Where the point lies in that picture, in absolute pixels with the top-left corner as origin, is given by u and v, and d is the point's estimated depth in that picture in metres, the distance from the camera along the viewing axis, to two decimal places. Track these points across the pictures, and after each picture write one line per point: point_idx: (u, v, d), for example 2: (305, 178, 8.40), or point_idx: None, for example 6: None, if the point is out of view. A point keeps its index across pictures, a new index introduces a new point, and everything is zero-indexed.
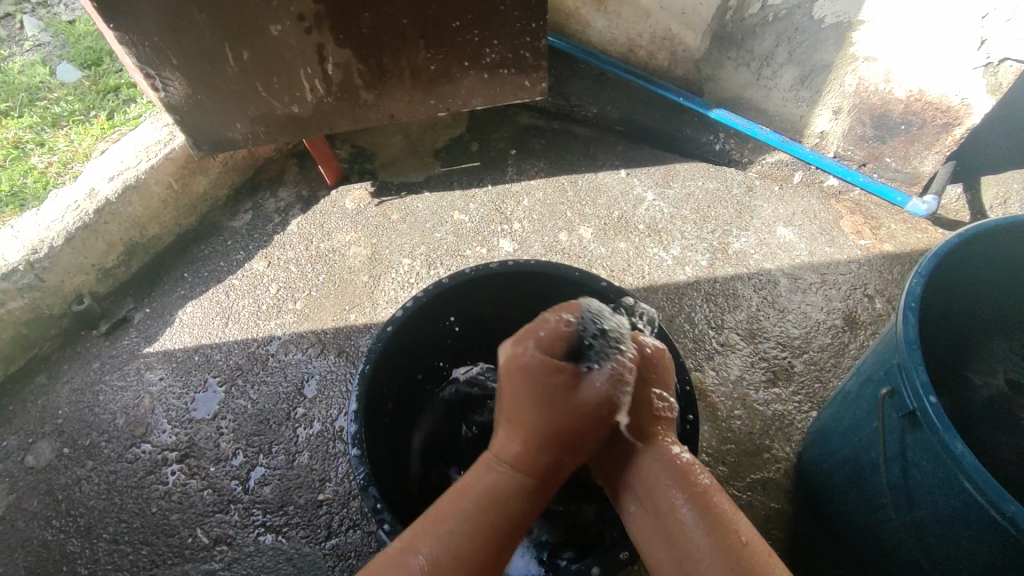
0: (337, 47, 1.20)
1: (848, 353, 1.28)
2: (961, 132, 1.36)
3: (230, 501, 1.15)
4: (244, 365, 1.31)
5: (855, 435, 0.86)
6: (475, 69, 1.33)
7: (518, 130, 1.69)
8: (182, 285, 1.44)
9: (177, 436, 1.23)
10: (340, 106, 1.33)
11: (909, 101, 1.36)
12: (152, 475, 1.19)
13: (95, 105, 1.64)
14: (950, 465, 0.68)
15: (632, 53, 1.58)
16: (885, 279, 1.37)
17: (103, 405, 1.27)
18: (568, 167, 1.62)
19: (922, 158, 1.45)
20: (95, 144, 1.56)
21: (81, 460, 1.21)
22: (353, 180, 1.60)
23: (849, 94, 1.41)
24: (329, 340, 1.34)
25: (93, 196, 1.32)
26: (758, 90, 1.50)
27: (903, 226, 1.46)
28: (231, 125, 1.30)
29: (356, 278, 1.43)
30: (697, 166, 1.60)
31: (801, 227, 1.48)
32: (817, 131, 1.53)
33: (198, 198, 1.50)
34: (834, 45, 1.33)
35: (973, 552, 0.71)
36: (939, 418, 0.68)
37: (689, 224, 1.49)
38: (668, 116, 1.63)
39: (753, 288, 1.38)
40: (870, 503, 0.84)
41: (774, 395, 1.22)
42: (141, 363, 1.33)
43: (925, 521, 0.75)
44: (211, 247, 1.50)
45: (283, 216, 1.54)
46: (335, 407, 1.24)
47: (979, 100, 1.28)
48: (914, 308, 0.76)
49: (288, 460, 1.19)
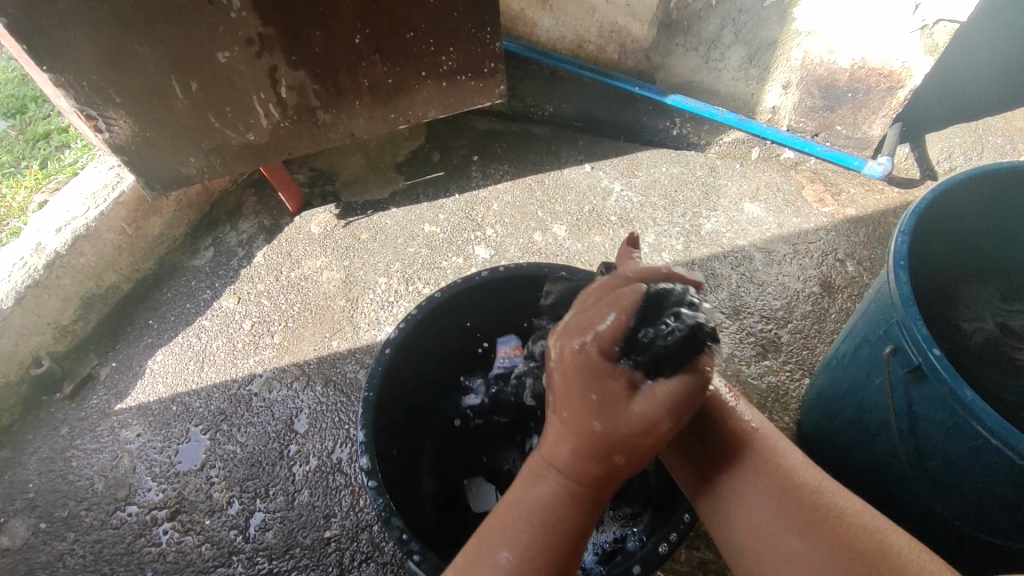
0: (290, 69, 1.16)
1: (829, 318, 1.31)
2: (905, 95, 1.41)
3: (232, 552, 1.09)
4: (227, 409, 1.25)
5: (856, 396, 0.89)
6: (432, 78, 1.30)
7: (477, 136, 1.68)
8: (149, 332, 1.37)
9: (165, 493, 1.16)
10: (298, 129, 1.29)
11: (853, 70, 1.41)
12: (143, 537, 1.12)
13: (26, 155, 1.54)
14: (962, 413, 0.70)
15: (581, 48, 1.58)
16: (853, 242, 1.41)
17: (77, 471, 1.19)
18: (532, 167, 1.61)
19: (871, 122, 1.50)
20: (30, 197, 1.47)
21: (61, 533, 1.13)
22: (316, 205, 1.55)
23: (797, 68, 1.46)
24: (314, 371, 1.29)
25: (41, 250, 1.24)
26: (708, 73, 1.53)
27: (862, 189, 1.51)
28: (183, 160, 1.24)
29: (333, 303, 1.38)
30: (659, 153, 1.63)
31: (767, 200, 1.51)
32: (769, 107, 1.57)
33: (155, 240, 1.43)
34: (778, 22, 1.38)
35: (993, 490, 0.73)
36: (946, 369, 0.70)
37: (659, 210, 1.51)
38: (626, 106, 1.63)
39: (730, 266, 1.40)
40: (881, 460, 0.86)
41: (766, 367, 1.24)
42: (114, 422, 1.25)
43: (944, 470, 0.77)
44: (173, 290, 1.42)
45: (247, 249, 1.48)
46: (330, 440, 1.20)
47: (918, 62, 1.33)
48: (904, 265, 0.78)
49: (288, 501, 1.13)
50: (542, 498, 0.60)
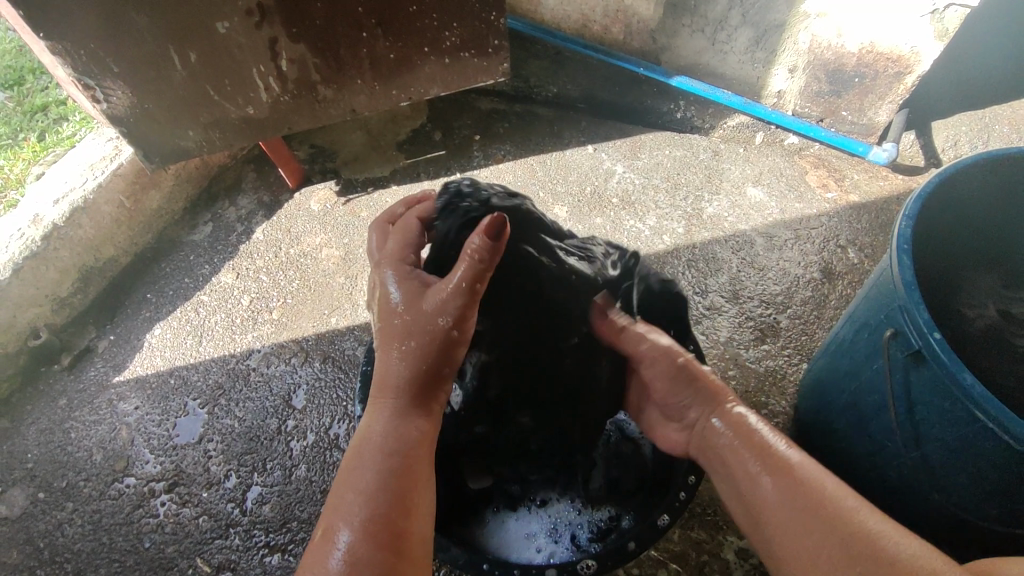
0: (291, 41, 1.15)
1: (829, 304, 1.30)
2: (912, 81, 1.39)
3: (229, 525, 1.10)
4: (225, 383, 1.25)
5: (855, 380, 0.89)
6: (435, 54, 1.29)
7: (480, 115, 1.66)
8: (147, 306, 1.36)
9: (163, 465, 1.16)
10: (298, 103, 1.27)
11: (861, 54, 1.39)
12: (140, 508, 1.12)
13: (23, 126, 1.52)
14: (961, 397, 0.70)
15: (586, 28, 1.58)
16: (855, 228, 1.41)
17: (76, 442, 1.20)
18: (535, 148, 1.60)
19: (877, 108, 1.48)
20: (28, 169, 1.45)
21: (59, 503, 1.13)
22: (316, 181, 1.54)
23: (803, 52, 1.44)
24: (312, 348, 1.29)
25: (39, 222, 1.23)
26: (713, 55, 1.51)
27: (866, 175, 1.50)
28: (182, 133, 1.23)
29: (332, 281, 1.38)
30: (663, 136, 1.61)
31: (769, 185, 1.50)
32: (774, 91, 1.55)
33: (153, 213, 1.42)
34: (786, 3, 1.36)
35: (987, 474, 0.73)
36: (946, 351, 0.70)
37: (661, 193, 1.50)
38: (629, 87, 1.61)
39: (731, 250, 1.39)
40: (878, 444, 0.87)
41: (764, 351, 1.24)
42: (112, 394, 1.25)
43: (940, 454, 0.77)
44: (171, 265, 1.42)
45: (246, 225, 1.47)
46: (328, 416, 1.20)
47: (927, 47, 1.31)
48: (907, 249, 0.77)
49: (285, 475, 1.14)
50: (381, 432, 0.71)
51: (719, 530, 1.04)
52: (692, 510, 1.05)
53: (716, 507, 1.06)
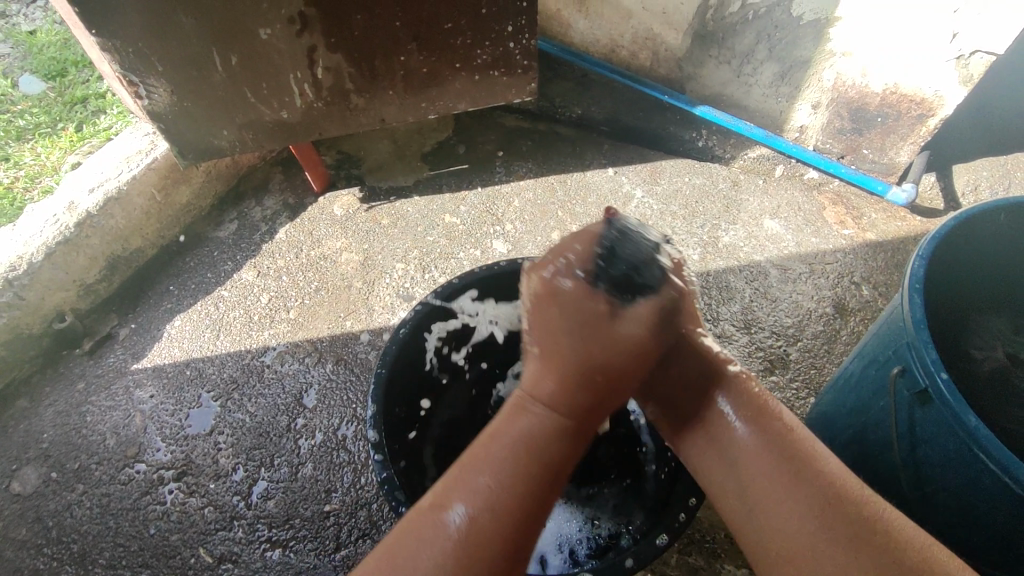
0: (328, 51, 1.19)
1: (840, 340, 1.31)
2: (936, 123, 1.41)
3: (233, 517, 1.12)
4: (239, 378, 1.28)
5: (860, 415, 0.90)
6: (466, 71, 1.32)
7: (505, 132, 1.70)
8: (169, 298, 1.40)
9: (173, 454, 1.19)
10: (331, 111, 1.31)
11: (884, 94, 1.41)
12: (148, 495, 1.15)
13: (63, 117, 1.58)
14: (965, 439, 0.70)
15: (614, 53, 1.60)
16: (870, 266, 1.41)
17: (91, 426, 1.22)
18: (556, 167, 1.63)
19: (898, 149, 1.50)
20: (64, 158, 1.51)
21: (70, 484, 1.16)
22: (341, 187, 1.58)
23: (828, 89, 1.45)
24: (326, 348, 1.31)
25: (73, 209, 1.27)
26: (738, 87, 1.53)
27: (884, 215, 1.51)
28: (217, 132, 1.27)
29: (350, 285, 1.41)
30: (685, 163, 1.63)
31: (787, 218, 1.51)
32: (796, 126, 1.57)
33: (181, 208, 1.46)
34: (813, 40, 1.37)
35: (988, 518, 0.73)
36: (951, 392, 0.71)
37: (679, 219, 1.52)
38: (653, 114, 1.64)
39: (745, 280, 1.40)
40: (881, 481, 0.87)
41: (772, 383, 1.25)
42: (129, 381, 1.28)
43: (942, 495, 0.78)
44: (196, 259, 1.46)
45: (270, 225, 1.51)
46: (337, 416, 1.22)
47: (951, 92, 1.34)
48: (919, 288, 0.78)
49: (291, 472, 1.16)
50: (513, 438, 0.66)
51: (716, 558, 1.04)
52: (691, 536, 1.06)
53: (716, 534, 1.06)
